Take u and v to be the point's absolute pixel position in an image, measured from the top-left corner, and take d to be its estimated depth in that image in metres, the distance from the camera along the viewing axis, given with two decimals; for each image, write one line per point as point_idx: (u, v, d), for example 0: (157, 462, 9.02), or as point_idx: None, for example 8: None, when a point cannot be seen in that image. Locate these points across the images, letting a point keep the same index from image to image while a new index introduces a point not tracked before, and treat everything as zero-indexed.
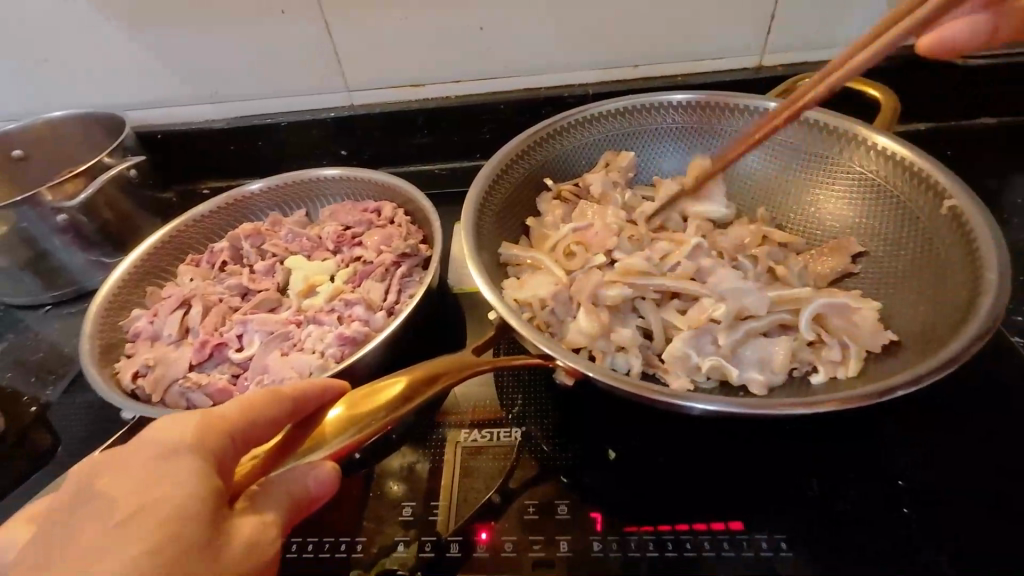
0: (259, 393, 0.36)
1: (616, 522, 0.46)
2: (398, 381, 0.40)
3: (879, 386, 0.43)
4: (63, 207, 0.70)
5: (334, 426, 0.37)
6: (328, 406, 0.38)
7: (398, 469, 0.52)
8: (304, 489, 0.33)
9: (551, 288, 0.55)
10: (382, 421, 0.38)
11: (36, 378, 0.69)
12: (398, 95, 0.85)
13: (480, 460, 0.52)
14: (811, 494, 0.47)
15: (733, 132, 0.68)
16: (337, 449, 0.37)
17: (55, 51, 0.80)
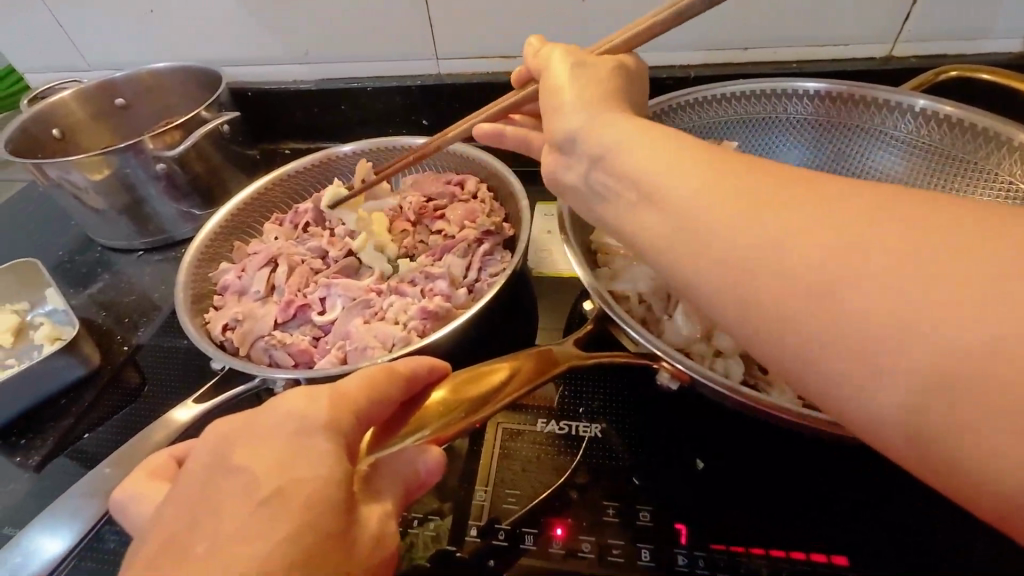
0: (377, 368, 0.35)
1: (703, 536, 0.43)
2: (503, 367, 0.39)
3: None
4: (162, 156, 0.72)
5: (434, 410, 0.36)
6: (433, 386, 0.37)
7: (470, 451, 0.50)
8: (417, 472, 0.33)
9: (649, 283, 0.53)
10: (483, 410, 0.37)
11: (128, 319, 0.73)
12: (486, 66, 0.82)
13: (555, 453, 0.49)
14: (928, 537, 0.42)
15: (864, 128, 0.61)
16: (438, 436, 0.35)
17: (161, 3, 0.82)
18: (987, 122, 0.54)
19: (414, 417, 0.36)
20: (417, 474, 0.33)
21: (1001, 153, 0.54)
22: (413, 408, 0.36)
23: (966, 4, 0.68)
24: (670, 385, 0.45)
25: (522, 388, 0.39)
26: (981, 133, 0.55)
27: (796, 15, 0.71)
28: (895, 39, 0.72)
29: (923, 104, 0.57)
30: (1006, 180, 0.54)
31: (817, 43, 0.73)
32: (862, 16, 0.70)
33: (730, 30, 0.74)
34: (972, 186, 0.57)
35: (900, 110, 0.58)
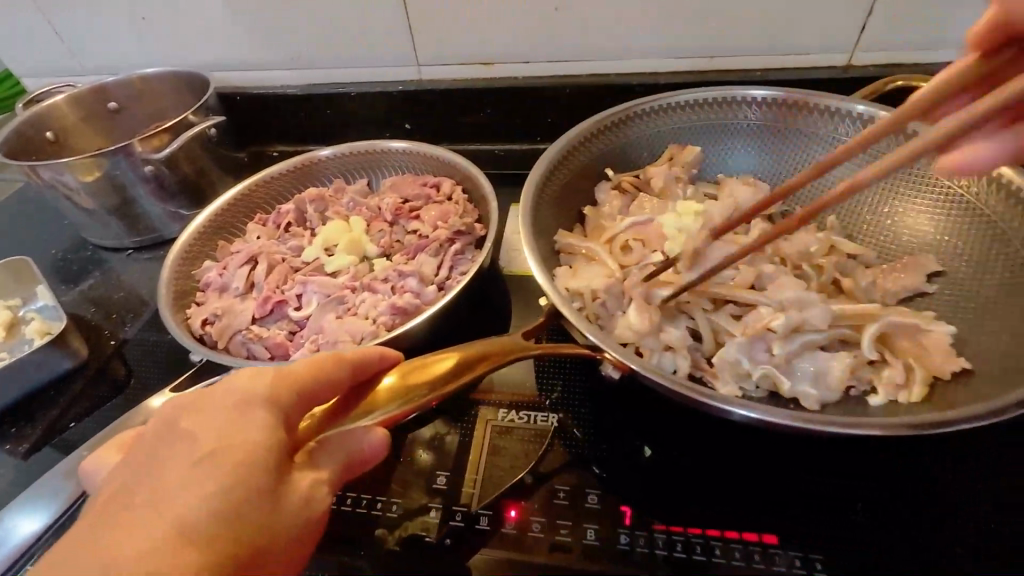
0: (325, 354, 0.38)
1: (644, 517, 0.46)
2: (449, 358, 0.42)
3: (938, 416, 0.42)
4: (151, 159, 0.75)
5: (389, 393, 0.40)
6: (381, 374, 0.41)
7: (431, 440, 0.54)
8: (359, 451, 0.37)
9: (604, 281, 0.56)
10: (432, 394, 0.41)
11: (117, 315, 0.76)
12: (466, 72, 0.85)
13: (511, 441, 0.53)
14: (854, 518, 0.45)
15: (813, 134, 0.65)
16: (390, 415, 0.40)
17: (153, 11, 0.85)
18: (922, 127, 0.59)
19: (367, 399, 0.40)
20: (358, 453, 0.38)
21: (935, 156, 0.58)
22: (367, 391, 0.40)
23: (921, 15, 0.71)
24: (614, 374, 0.48)
25: (467, 376, 0.43)
26: (918, 138, 0.59)
27: (760, 25, 0.74)
28: (854, 48, 0.75)
29: (863, 109, 0.61)
30: (941, 182, 0.58)
31: (780, 52, 0.76)
32: (822, 26, 0.73)
33: (697, 39, 0.77)
34: (912, 189, 0.60)
35: (845, 117, 0.63)
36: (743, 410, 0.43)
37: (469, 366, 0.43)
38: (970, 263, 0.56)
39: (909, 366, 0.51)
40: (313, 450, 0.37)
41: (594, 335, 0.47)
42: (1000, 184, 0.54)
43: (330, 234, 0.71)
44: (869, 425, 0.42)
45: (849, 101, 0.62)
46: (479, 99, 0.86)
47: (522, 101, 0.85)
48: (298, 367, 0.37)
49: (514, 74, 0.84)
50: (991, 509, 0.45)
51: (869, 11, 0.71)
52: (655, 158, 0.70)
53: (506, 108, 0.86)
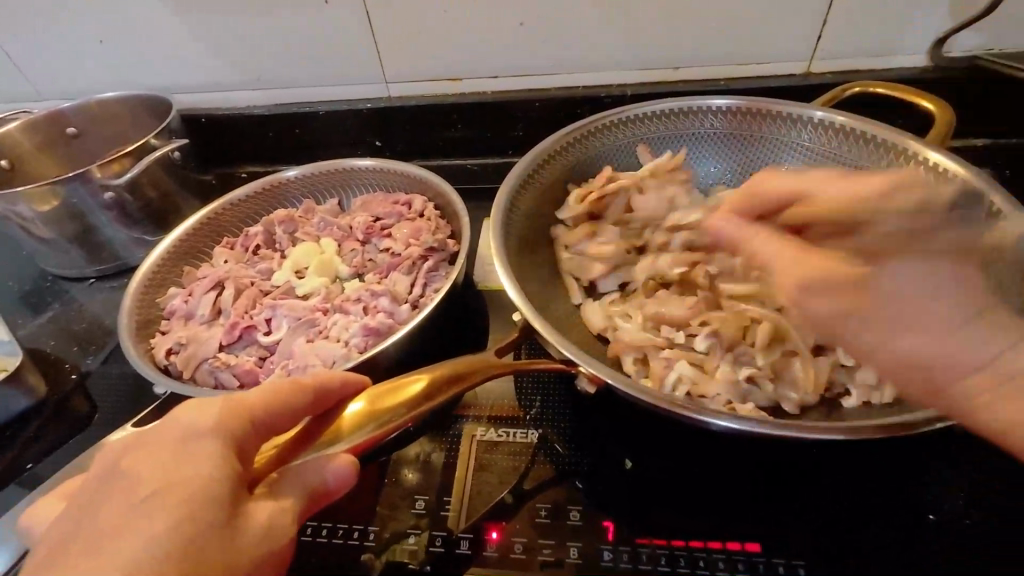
0: (282, 383, 0.38)
1: (629, 532, 0.46)
2: (418, 379, 0.41)
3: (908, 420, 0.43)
4: (111, 185, 0.73)
5: (356, 420, 0.39)
6: (347, 401, 0.40)
7: (414, 458, 0.52)
8: (320, 482, 0.35)
9: None
10: (403, 417, 0.40)
11: (78, 347, 0.73)
12: (435, 88, 0.85)
13: (495, 455, 0.52)
14: (833, 521, 0.45)
15: (775, 141, 0.67)
16: (358, 444, 0.38)
17: (112, 34, 0.83)
18: (878, 131, 0.61)
19: (332, 428, 0.38)
20: (321, 481, 0.36)
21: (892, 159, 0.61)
22: (332, 421, 0.39)
23: (873, 23, 0.73)
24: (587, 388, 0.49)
25: (439, 397, 0.41)
26: (875, 142, 0.62)
27: (720, 35, 0.76)
28: (811, 56, 0.77)
29: (820, 115, 0.64)
30: None
31: (742, 61, 0.78)
32: (780, 34, 0.75)
33: (660, 50, 0.78)
34: None
35: (805, 123, 0.65)
36: (719, 420, 0.43)
37: (440, 385, 0.42)
38: None
39: None
40: (272, 481, 0.36)
41: (568, 351, 0.47)
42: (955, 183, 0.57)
43: (300, 257, 0.70)
44: (847, 429, 0.42)
45: (806, 108, 0.64)
46: (449, 114, 0.86)
47: (492, 114, 0.85)
48: (256, 394, 0.37)
49: (483, 89, 0.85)
50: (963, 503, 0.46)
51: (823, 21, 0.73)
52: (623, 170, 0.71)
53: (477, 122, 0.86)
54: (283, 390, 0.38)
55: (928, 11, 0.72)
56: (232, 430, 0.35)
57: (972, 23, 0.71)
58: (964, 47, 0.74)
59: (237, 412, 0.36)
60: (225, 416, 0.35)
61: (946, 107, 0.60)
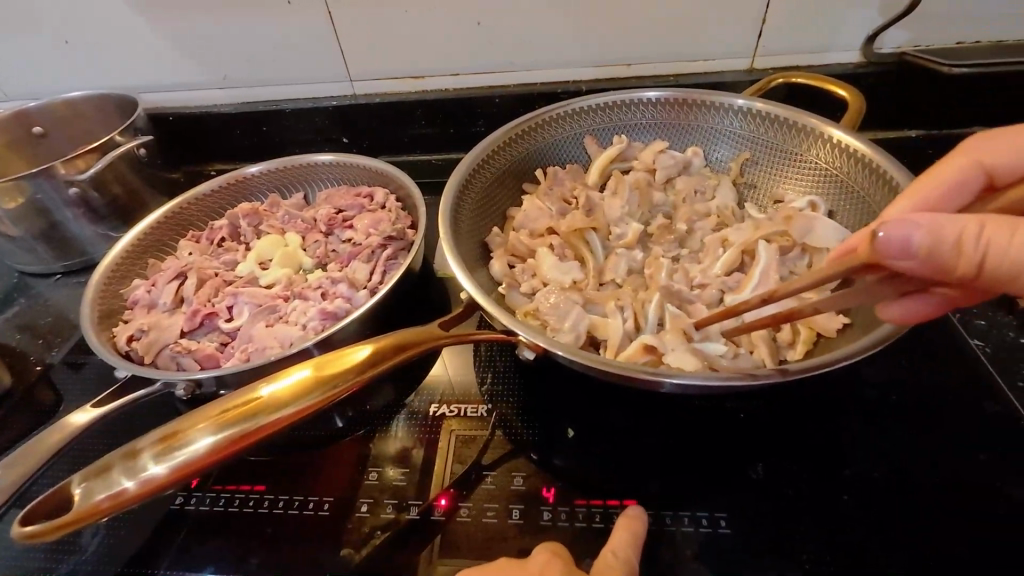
0: None
1: (568, 493, 0.49)
2: (365, 345, 0.45)
3: (819, 360, 0.46)
4: (75, 181, 0.74)
5: (306, 385, 0.42)
6: (299, 366, 0.43)
7: (394, 453, 0.54)
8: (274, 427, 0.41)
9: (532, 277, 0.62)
10: (350, 382, 0.43)
11: (44, 341, 0.74)
12: (398, 86, 0.88)
13: (474, 449, 0.53)
14: (754, 477, 0.49)
15: (707, 128, 0.72)
16: (306, 407, 0.42)
17: (76, 34, 0.85)
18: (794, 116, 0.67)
19: (283, 391, 0.42)
20: (265, 427, 0.41)
21: (809, 140, 0.67)
22: (282, 384, 0.42)
23: (808, 21, 0.78)
24: (529, 356, 0.52)
25: (387, 362, 0.45)
26: (794, 126, 0.67)
27: (667, 33, 0.80)
28: (753, 53, 0.81)
29: (742, 103, 0.69)
30: (817, 162, 0.67)
31: (690, 58, 0.82)
32: (723, 32, 0.79)
33: (612, 48, 0.82)
34: (796, 170, 0.69)
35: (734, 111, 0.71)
36: (670, 378, 0.46)
37: (388, 353, 0.45)
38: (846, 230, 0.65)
39: (796, 327, 0.57)
40: (219, 423, 0.40)
41: (509, 321, 0.50)
42: (862, 160, 0.63)
43: (263, 248, 0.72)
44: (767, 376, 0.46)
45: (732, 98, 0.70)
46: (413, 111, 0.89)
47: (454, 111, 0.88)
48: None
49: (444, 86, 0.88)
50: (874, 460, 0.50)
51: (762, 19, 0.78)
52: (570, 159, 0.76)
53: (440, 118, 0.89)
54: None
55: (857, 10, 0.76)
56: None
57: (898, 20, 0.75)
58: (893, 44, 0.79)
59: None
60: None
61: (855, 91, 0.65)
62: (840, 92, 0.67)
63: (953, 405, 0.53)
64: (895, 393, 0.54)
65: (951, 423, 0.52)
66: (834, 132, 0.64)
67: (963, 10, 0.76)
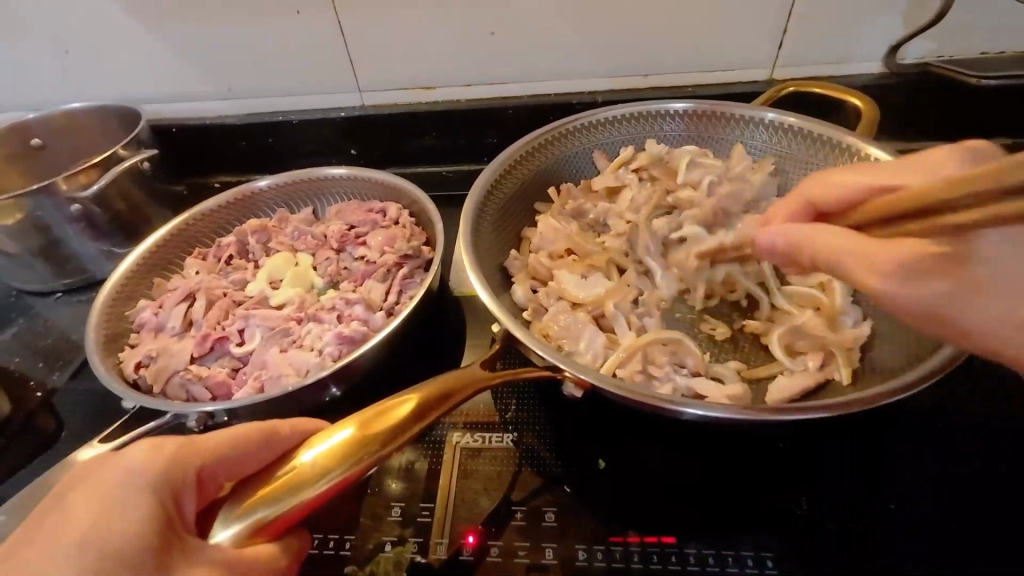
0: (252, 428, 0.40)
1: (603, 531, 0.47)
2: (409, 399, 0.42)
3: (864, 396, 0.44)
4: (77, 196, 0.72)
5: (346, 448, 0.38)
6: (340, 426, 0.39)
7: (397, 467, 0.52)
8: (298, 508, 0.37)
9: (561, 310, 0.59)
10: (391, 443, 0.40)
11: (45, 363, 0.72)
12: (409, 97, 0.86)
13: (478, 463, 0.52)
14: (799, 512, 0.47)
15: (730, 140, 0.71)
16: (348, 474, 0.38)
17: (75, 42, 0.82)
18: (822, 129, 0.65)
19: (324, 457, 0.38)
20: (305, 501, 0.37)
21: (838, 155, 0.65)
22: (320, 450, 0.38)
23: (829, 31, 0.76)
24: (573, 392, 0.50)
25: (429, 416, 0.42)
26: (822, 140, 0.66)
27: (686, 43, 0.78)
28: (775, 64, 0.79)
29: (770, 116, 0.68)
30: None
31: (708, 69, 0.80)
32: (743, 44, 0.77)
33: (630, 57, 0.80)
34: None
35: (756, 124, 0.69)
36: (695, 409, 0.44)
37: (430, 405, 0.42)
38: None
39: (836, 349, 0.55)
40: (255, 502, 0.37)
41: (552, 357, 0.48)
42: None
43: (274, 267, 0.70)
44: (814, 410, 0.44)
45: (757, 110, 0.68)
46: (423, 122, 0.86)
47: (466, 122, 0.86)
48: (218, 440, 0.39)
49: (456, 96, 0.85)
50: (925, 494, 0.48)
51: (783, 29, 0.76)
52: (588, 172, 0.74)
53: (451, 129, 0.87)
54: (246, 436, 0.39)
55: (879, 20, 0.75)
56: (192, 480, 0.38)
57: (923, 30, 0.74)
58: (918, 53, 0.77)
59: (188, 461, 0.38)
60: (180, 465, 0.38)
61: (871, 101, 0.64)
62: (856, 101, 0.66)
63: (1005, 438, 0.50)
64: (938, 423, 0.52)
65: (1001, 457, 0.49)
66: (866, 148, 0.62)
67: (989, 21, 0.74)
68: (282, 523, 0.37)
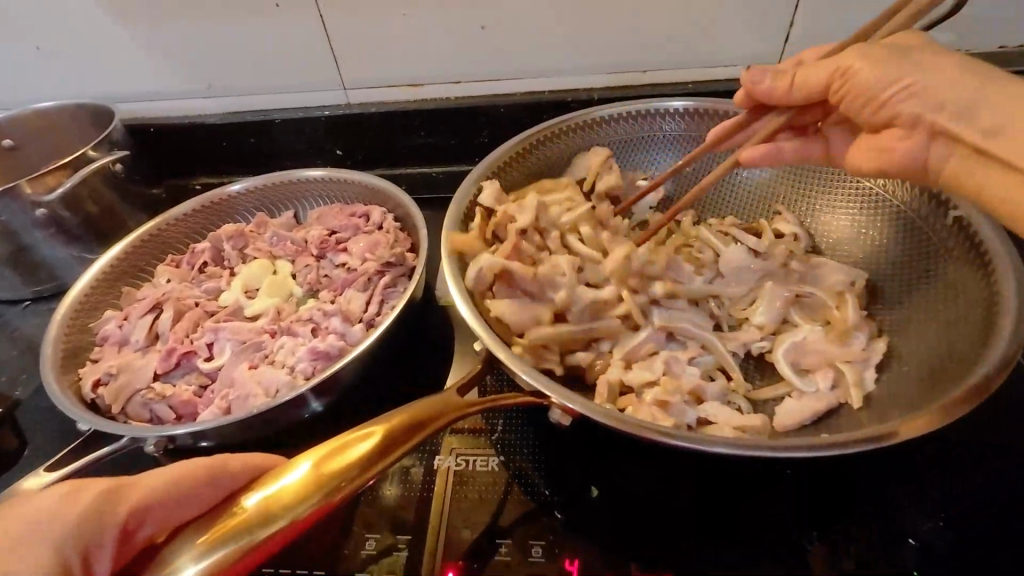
0: (198, 464, 0.37)
1: (594, 569, 0.43)
2: (373, 434, 0.37)
3: (886, 426, 0.40)
4: (43, 201, 0.68)
5: (304, 490, 0.34)
6: (296, 465, 0.35)
7: (394, 473, 0.50)
8: (250, 556, 0.33)
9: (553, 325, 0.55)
10: (352, 484, 0.36)
11: (8, 377, 0.68)
12: (396, 94, 0.82)
13: (467, 492, 0.48)
14: (808, 547, 0.43)
15: None
16: (300, 519, 0.34)
17: (45, 39, 0.78)
18: None
19: (277, 502, 0.34)
20: (256, 551, 0.33)
21: None
22: (272, 493, 0.34)
23: (838, 24, 0.71)
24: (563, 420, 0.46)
25: (394, 453, 0.37)
26: None
27: (688, 38, 0.74)
28: (781, 59, 0.75)
29: None
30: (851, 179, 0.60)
31: (710, 64, 0.76)
32: (748, 38, 0.73)
33: (628, 52, 0.75)
34: (826, 188, 0.63)
35: None
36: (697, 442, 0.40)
37: (396, 439, 0.38)
38: (886, 256, 0.58)
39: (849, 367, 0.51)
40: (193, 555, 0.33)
41: (538, 381, 0.44)
42: (908, 178, 0.56)
43: (251, 275, 0.66)
44: (826, 442, 0.40)
45: None
46: (411, 121, 0.83)
47: (456, 121, 0.82)
48: (154, 481, 0.36)
49: (446, 94, 0.81)
50: (945, 525, 0.44)
51: (790, 23, 0.71)
52: None
53: (441, 129, 0.83)
54: (192, 474, 0.36)
55: None
56: (112, 536, 0.35)
57: None
58: None
59: (107, 506, 0.35)
60: (100, 515, 0.35)
61: None
62: None
63: None
64: (961, 444, 0.48)
65: None
66: None
67: None
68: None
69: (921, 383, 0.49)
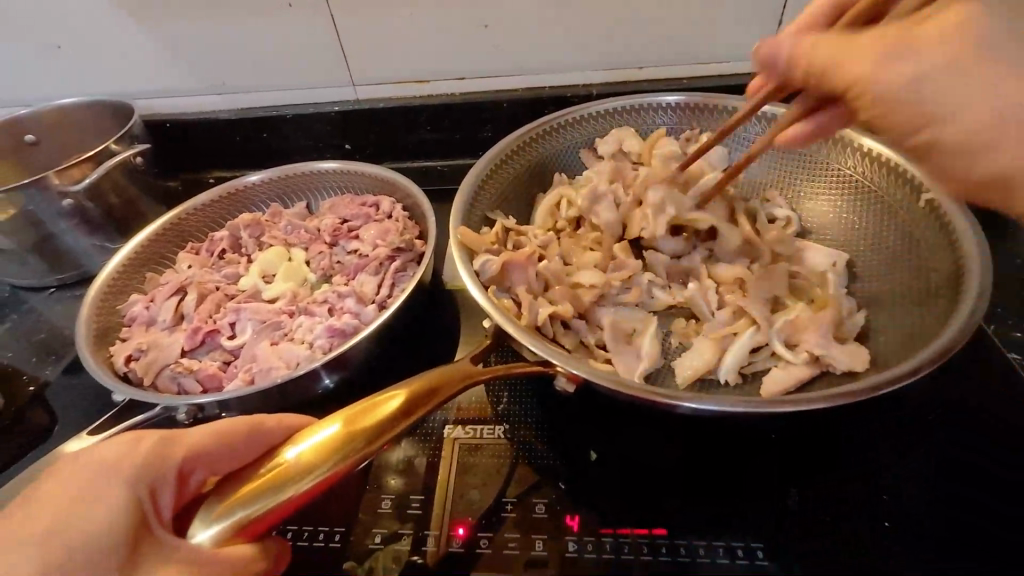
0: (239, 423, 0.41)
1: (594, 523, 0.47)
2: (396, 395, 0.41)
3: (860, 387, 0.44)
4: (69, 191, 0.72)
5: (334, 443, 0.38)
6: (326, 422, 0.39)
7: (397, 462, 0.52)
8: (286, 501, 0.37)
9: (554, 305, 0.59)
10: (379, 440, 0.39)
11: (37, 358, 0.72)
12: (403, 91, 0.85)
13: (476, 458, 0.52)
14: (790, 503, 0.47)
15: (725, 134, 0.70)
16: (332, 468, 0.38)
17: (65, 37, 0.81)
18: None
19: (310, 453, 0.38)
20: (291, 497, 0.37)
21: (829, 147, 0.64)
22: (305, 446, 0.38)
23: None
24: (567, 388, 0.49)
25: (417, 412, 0.41)
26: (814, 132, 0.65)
27: (682, 36, 0.77)
28: None
29: (766, 109, 0.67)
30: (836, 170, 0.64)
31: (704, 61, 0.79)
32: (739, 36, 0.77)
33: (625, 49, 0.79)
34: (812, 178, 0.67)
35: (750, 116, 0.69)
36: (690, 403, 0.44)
37: (418, 400, 0.42)
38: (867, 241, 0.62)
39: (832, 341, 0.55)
40: (235, 501, 0.37)
41: (544, 351, 0.48)
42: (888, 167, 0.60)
43: (267, 262, 0.70)
44: (806, 404, 0.43)
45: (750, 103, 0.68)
46: (417, 116, 0.86)
47: (460, 116, 0.86)
48: (194, 435, 0.40)
49: (451, 90, 0.85)
50: (916, 483, 0.48)
51: (779, 21, 0.75)
52: (580, 165, 0.73)
53: (446, 123, 0.87)
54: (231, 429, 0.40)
55: None
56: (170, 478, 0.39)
57: None
58: None
59: (166, 454, 0.39)
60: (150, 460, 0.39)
61: None
62: None
63: (995, 430, 0.51)
64: (933, 411, 0.52)
65: (993, 447, 0.50)
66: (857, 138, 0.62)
67: None
68: (272, 517, 0.37)
69: (896, 356, 0.52)
